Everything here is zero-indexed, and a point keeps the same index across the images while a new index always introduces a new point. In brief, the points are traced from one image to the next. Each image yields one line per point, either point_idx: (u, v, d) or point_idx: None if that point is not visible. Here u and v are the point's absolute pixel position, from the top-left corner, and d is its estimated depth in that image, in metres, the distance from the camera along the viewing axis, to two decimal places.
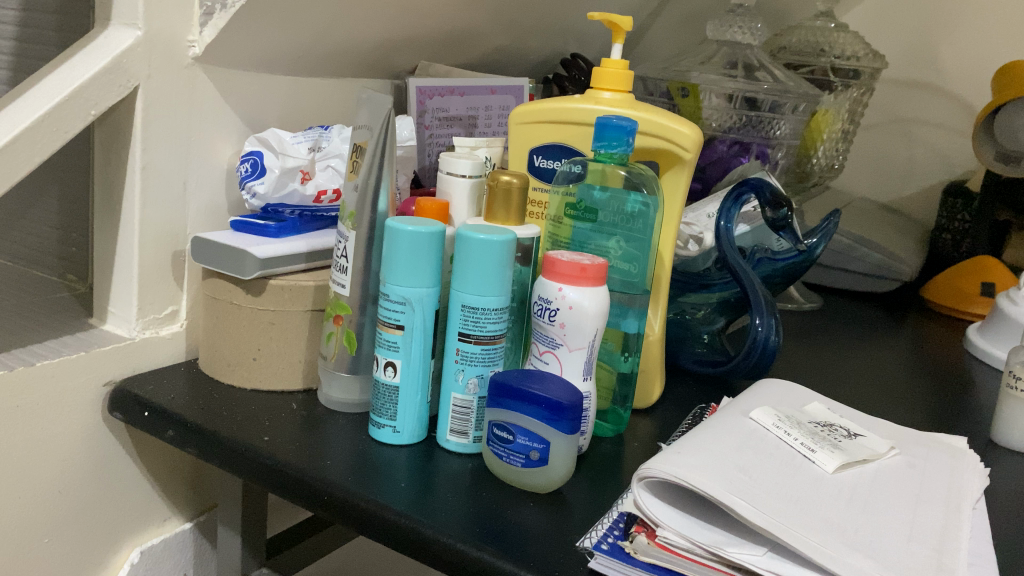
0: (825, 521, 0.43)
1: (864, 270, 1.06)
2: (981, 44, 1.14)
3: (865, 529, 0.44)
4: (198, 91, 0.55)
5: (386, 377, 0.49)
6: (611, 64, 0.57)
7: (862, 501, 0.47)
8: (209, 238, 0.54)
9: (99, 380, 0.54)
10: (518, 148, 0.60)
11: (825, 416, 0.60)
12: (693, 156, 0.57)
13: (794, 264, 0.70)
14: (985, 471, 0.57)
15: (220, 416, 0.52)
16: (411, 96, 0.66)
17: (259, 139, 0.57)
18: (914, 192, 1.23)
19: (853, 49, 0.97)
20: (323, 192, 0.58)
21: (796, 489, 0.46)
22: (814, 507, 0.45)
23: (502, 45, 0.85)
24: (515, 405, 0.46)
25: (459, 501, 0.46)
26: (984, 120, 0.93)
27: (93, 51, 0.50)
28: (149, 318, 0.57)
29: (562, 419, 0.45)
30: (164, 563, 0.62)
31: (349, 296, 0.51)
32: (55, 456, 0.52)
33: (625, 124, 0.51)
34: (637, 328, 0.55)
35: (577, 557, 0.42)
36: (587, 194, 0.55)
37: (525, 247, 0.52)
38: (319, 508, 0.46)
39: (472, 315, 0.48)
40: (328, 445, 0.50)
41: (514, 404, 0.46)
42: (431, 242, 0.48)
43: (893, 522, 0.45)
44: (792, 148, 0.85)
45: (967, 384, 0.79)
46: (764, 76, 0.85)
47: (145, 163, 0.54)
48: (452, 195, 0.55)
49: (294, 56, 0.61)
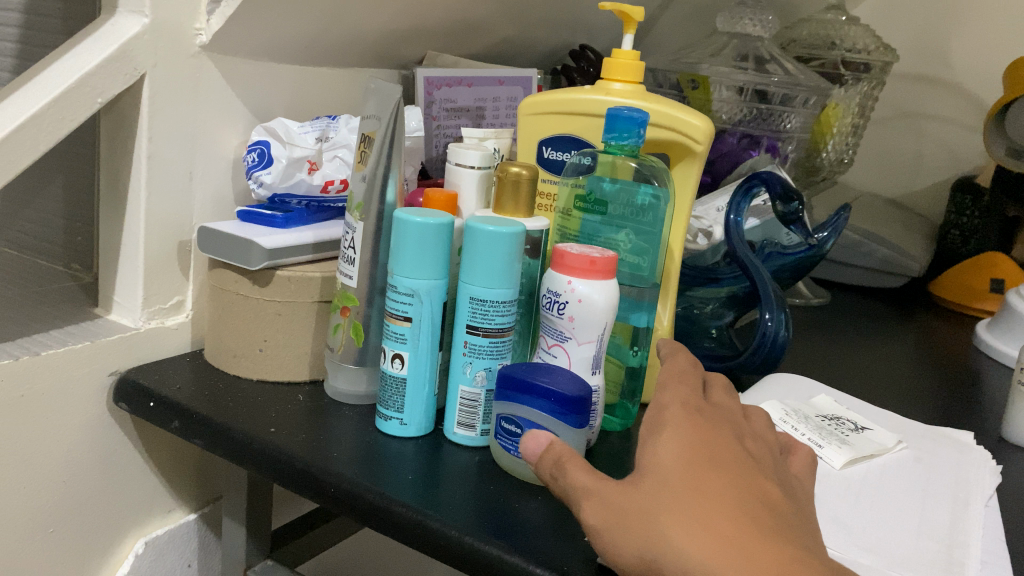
0: (832, 520, 0.45)
1: (873, 266, 1.05)
2: (991, 38, 1.13)
3: (872, 527, 0.45)
4: (204, 80, 0.55)
5: (393, 370, 0.49)
6: (621, 55, 0.57)
7: (868, 500, 0.48)
8: (215, 227, 0.53)
9: (104, 370, 0.54)
10: (527, 139, 0.60)
11: (831, 409, 0.61)
12: (705, 149, 0.56)
13: (803, 258, 0.70)
14: (996, 466, 0.57)
15: (226, 407, 0.51)
16: (419, 86, 0.66)
17: (266, 130, 0.57)
18: (923, 188, 1.23)
19: (864, 43, 0.96)
20: (330, 182, 0.58)
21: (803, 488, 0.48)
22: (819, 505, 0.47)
23: (510, 37, 0.84)
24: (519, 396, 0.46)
25: (466, 494, 0.45)
26: (995, 115, 0.92)
27: (100, 39, 0.50)
28: (155, 308, 0.56)
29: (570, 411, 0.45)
30: (168, 555, 0.62)
31: (357, 289, 0.51)
32: (60, 446, 0.52)
33: (636, 115, 0.51)
34: (646, 322, 0.55)
35: (588, 554, 0.41)
36: (598, 185, 0.54)
37: (534, 240, 0.51)
38: (325, 500, 0.46)
39: (480, 308, 0.48)
40: (334, 437, 0.50)
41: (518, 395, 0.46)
42: (439, 234, 0.47)
43: (899, 520, 0.46)
44: (801, 142, 0.85)
45: (975, 380, 0.79)
46: (775, 69, 0.84)
47: (151, 153, 0.53)
48: (460, 185, 0.54)
49: (301, 46, 0.61)
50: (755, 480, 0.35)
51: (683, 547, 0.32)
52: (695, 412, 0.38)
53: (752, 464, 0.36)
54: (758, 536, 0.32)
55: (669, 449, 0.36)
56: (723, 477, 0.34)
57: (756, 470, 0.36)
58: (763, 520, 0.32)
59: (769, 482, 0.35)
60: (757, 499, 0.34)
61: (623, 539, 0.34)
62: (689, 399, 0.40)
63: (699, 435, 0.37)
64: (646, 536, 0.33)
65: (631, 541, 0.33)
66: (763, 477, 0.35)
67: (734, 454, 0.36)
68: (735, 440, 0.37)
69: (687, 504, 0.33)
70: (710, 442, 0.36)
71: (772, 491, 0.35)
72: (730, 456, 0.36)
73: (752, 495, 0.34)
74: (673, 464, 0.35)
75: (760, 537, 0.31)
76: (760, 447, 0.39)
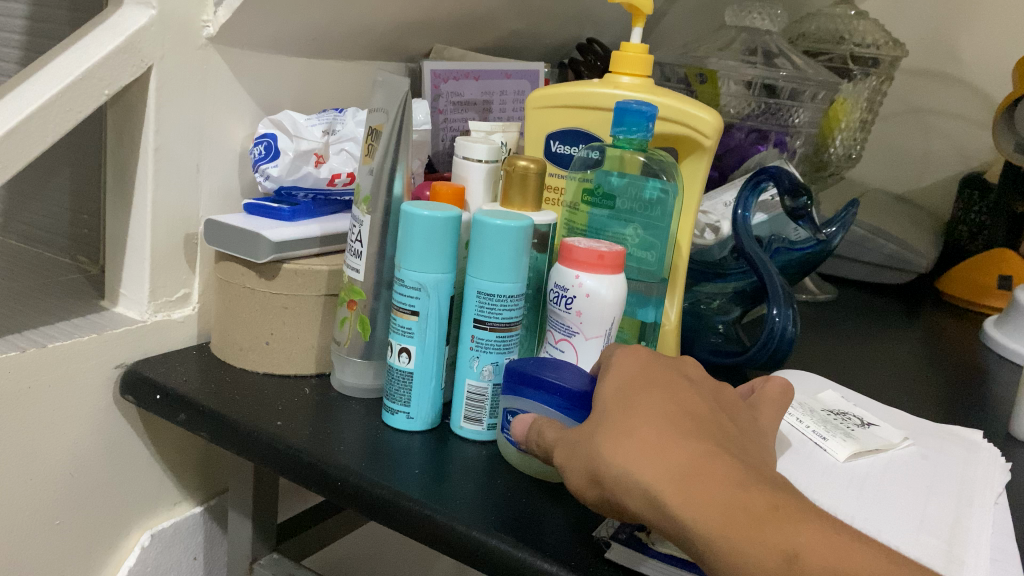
0: (856, 508, 0.46)
1: (879, 262, 1.05)
2: (1001, 33, 1.12)
3: (874, 517, 0.46)
4: (212, 72, 0.55)
5: (400, 363, 0.49)
6: (630, 48, 0.57)
7: (870, 492, 0.49)
8: (222, 220, 0.53)
9: (110, 362, 0.54)
10: (535, 132, 0.60)
11: (838, 404, 0.61)
12: (714, 143, 0.56)
13: (811, 254, 0.69)
14: (1006, 465, 0.56)
15: (232, 400, 0.51)
16: (426, 79, 0.66)
17: (273, 122, 0.57)
18: (930, 184, 1.22)
19: (873, 37, 0.94)
20: (337, 175, 0.57)
21: (780, 448, 0.53)
22: (820, 495, 0.47)
23: (518, 29, 0.84)
24: (523, 391, 0.46)
25: (473, 489, 0.45)
26: (1004, 111, 0.91)
27: (107, 30, 0.50)
28: (162, 301, 0.56)
29: (581, 415, 0.44)
30: (174, 547, 0.62)
31: (363, 282, 0.51)
32: (67, 437, 0.52)
33: (645, 109, 0.50)
34: (654, 317, 0.55)
35: (595, 547, 0.41)
36: (605, 179, 0.54)
37: (541, 234, 0.51)
38: (330, 493, 0.46)
39: (487, 302, 0.48)
40: (340, 431, 0.50)
41: (521, 391, 0.46)
42: (446, 228, 0.47)
43: (902, 513, 0.46)
44: (810, 137, 0.84)
45: (982, 377, 0.78)
46: (783, 63, 0.84)
47: (158, 145, 0.53)
48: (467, 180, 0.54)
49: (307, 39, 0.61)
50: (684, 401, 0.39)
51: (611, 459, 0.36)
52: (635, 355, 0.43)
53: (681, 388, 0.40)
54: (676, 441, 0.35)
55: (608, 385, 0.41)
56: (651, 399, 0.38)
57: (686, 388, 0.40)
58: (684, 427, 0.36)
59: (697, 402, 0.39)
60: (681, 411, 0.38)
61: (569, 463, 0.38)
62: (632, 348, 0.44)
63: (637, 373, 0.41)
64: (587, 457, 0.37)
65: (575, 463, 0.37)
66: (690, 394, 0.39)
67: (669, 379, 0.40)
68: (670, 374, 0.41)
69: (617, 424, 0.37)
70: (646, 377, 0.40)
71: (698, 404, 0.39)
72: (663, 381, 0.40)
73: (677, 411, 0.37)
74: (610, 398, 0.39)
75: (676, 439, 0.35)
76: (697, 373, 0.43)
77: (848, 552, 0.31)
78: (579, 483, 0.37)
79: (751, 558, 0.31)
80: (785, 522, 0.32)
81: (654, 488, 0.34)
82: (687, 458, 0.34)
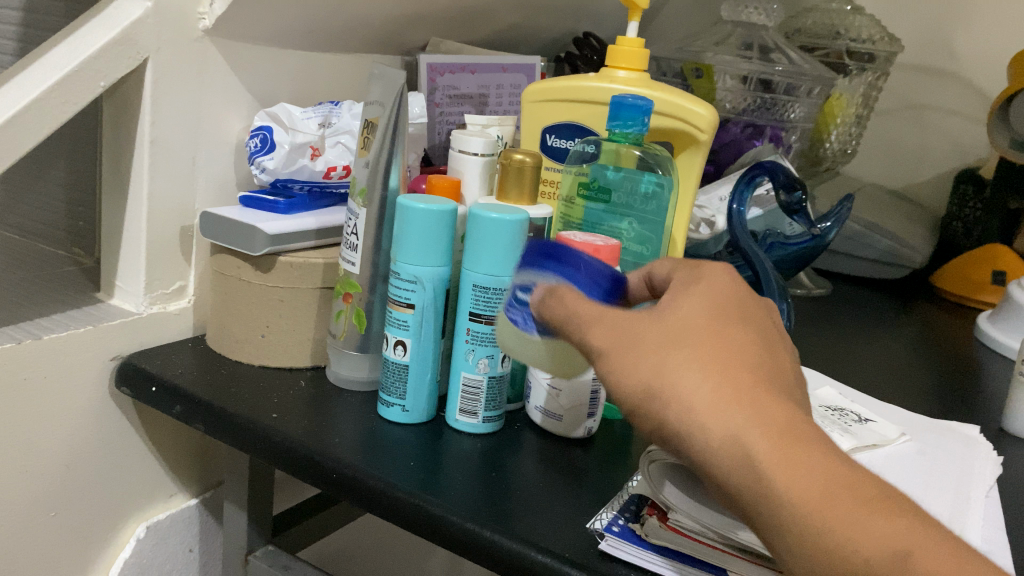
0: (921, 483, 0.51)
1: (875, 257, 1.05)
2: (997, 30, 1.13)
3: (925, 490, 0.50)
4: (208, 65, 0.55)
5: (395, 356, 0.49)
6: (625, 43, 0.57)
7: (902, 467, 0.52)
8: (218, 213, 0.53)
9: (106, 354, 0.54)
10: (531, 125, 0.60)
11: (836, 401, 0.61)
12: (709, 138, 0.57)
13: (806, 248, 0.70)
14: (998, 460, 0.57)
15: (228, 392, 0.51)
16: (421, 72, 0.66)
17: (269, 114, 0.56)
18: (926, 180, 1.22)
19: (869, 32, 0.95)
20: (333, 168, 0.58)
21: None
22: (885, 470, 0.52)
23: (514, 23, 0.84)
24: (531, 263, 0.40)
25: (469, 481, 0.45)
26: (999, 106, 0.91)
27: (103, 21, 0.49)
28: (157, 293, 0.56)
29: (603, 296, 0.39)
30: (169, 540, 0.62)
31: (359, 275, 0.51)
32: (62, 429, 0.52)
33: (640, 103, 0.50)
34: None
35: (589, 540, 0.42)
36: (601, 173, 0.53)
37: (537, 228, 0.51)
38: (327, 486, 0.46)
39: (483, 295, 0.48)
40: (336, 424, 0.50)
41: (530, 261, 0.40)
42: (442, 221, 0.47)
43: (937, 490, 0.50)
44: (805, 132, 0.85)
45: (976, 371, 0.79)
46: (779, 58, 0.84)
47: (154, 137, 0.53)
48: (463, 172, 0.54)
49: (304, 32, 0.61)
50: (774, 351, 0.33)
51: (695, 396, 0.30)
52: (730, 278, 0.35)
53: (771, 334, 0.34)
54: (772, 395, 0.30)
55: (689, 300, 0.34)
56: (743, 335, 0.33)
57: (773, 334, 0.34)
58: (775, 381, 0.31)
59: (781, 351, 0.34)
60: (769, 358, 0.32)
61: (625, 375, 0.32)
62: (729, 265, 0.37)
63: (729, 297, 0.34)
64: (656, 376, 0.31)
65: (636, 377, 0.31)
66: (777, 343, 0.34)
67: (756, 314, 0.35)
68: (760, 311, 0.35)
69: (703, 350, 0.31)
70: (739, 307, 0.34)
71: (783, 355, 0.34)
72: (752, 315, 0.34)
73: (768, 358, 0.32)
74: (684, 317, 0.33)
75: (770, 391, 0.30)
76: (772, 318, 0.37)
77: (962, 558, 0.27)
78: (629, 405, 0.32)
79: (854, 545, 0.27)
80: (891, 514, 0.28)
81: (748, 443, 0.29)
82: (787, 423, 0.29)
